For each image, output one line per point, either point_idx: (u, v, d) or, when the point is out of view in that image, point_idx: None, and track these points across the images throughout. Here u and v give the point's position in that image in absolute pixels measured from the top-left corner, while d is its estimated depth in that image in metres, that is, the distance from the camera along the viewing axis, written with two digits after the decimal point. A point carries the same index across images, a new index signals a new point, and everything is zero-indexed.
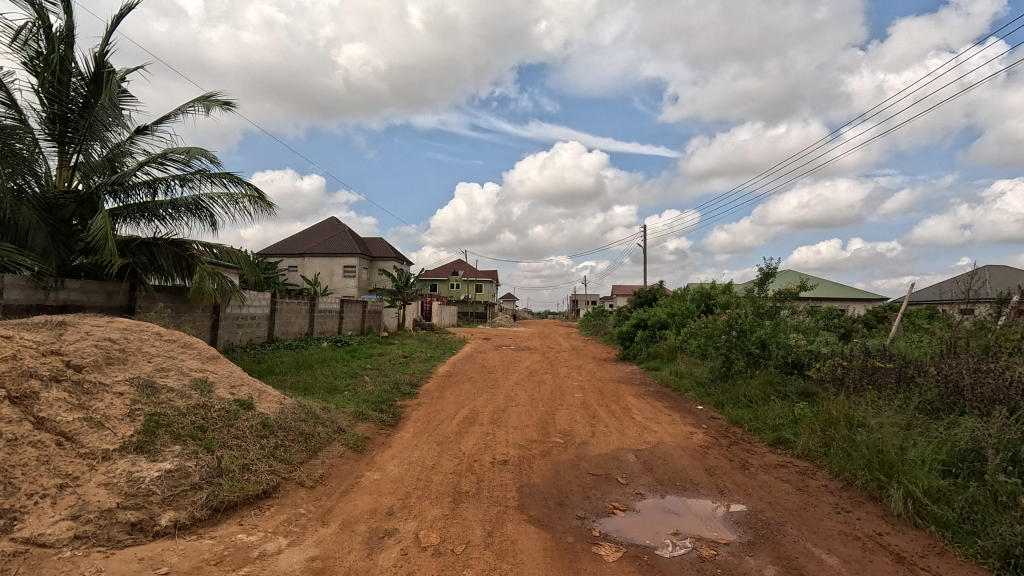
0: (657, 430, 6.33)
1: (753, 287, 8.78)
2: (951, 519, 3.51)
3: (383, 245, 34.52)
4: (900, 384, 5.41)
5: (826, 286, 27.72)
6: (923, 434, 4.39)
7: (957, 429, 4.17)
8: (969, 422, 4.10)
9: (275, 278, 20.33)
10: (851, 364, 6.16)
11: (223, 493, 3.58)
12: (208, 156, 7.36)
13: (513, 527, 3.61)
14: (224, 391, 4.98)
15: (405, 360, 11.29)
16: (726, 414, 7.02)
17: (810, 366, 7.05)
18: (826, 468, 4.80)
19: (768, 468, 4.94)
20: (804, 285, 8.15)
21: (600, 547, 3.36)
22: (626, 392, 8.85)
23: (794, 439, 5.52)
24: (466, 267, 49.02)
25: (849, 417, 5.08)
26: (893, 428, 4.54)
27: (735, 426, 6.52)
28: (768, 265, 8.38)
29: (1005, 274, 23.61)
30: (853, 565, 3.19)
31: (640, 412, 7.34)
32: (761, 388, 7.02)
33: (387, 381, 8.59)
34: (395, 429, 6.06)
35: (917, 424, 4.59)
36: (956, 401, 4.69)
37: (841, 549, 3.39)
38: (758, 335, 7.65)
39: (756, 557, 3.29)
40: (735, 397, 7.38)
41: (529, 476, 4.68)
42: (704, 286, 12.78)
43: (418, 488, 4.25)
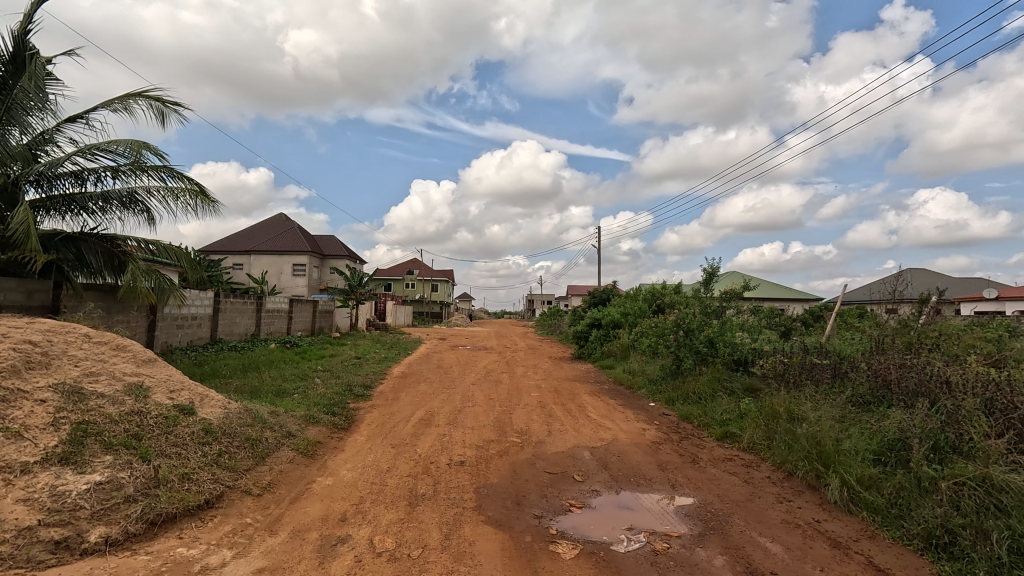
0: (611, 428, 6.46)
1: (700, 287, 9.09)
2: (880, 504, 3.76)
3: (334, 243, 33.53)
4: (835, 379, 5.75)
5: (766, 287, 29.16)
6: (856, 426, 4.67)
7: (887, 420, 4.47)
8: (897, 413, 4.39)
9: (218, 277, 19.37)
10: (791, 361, 6.51)
11: (161, 505, 3.36)
12: (150, 149, 6.90)
13: (471, 528, 3.57)
14: (163, 396, 4.68)
15: (357, 361, 10.98)
16: (677, 410, 7.27)
17: (753, 363, 7.38)
18: (769, 460, 5.04)
19: (716, 462, 5.15)
20: (747, 285, 8.49)
21: (557, 545, 3.39)
22: (581, 390, 8.98)
23: (740, 433, 5.77)
24: (421, 267, 48.29)
25: (790, 412, 5.36)
26: (830, 420, 4.81)
27: (685, 422, 6.75)
28: (713, 266, 8.68)
29: (925, 277, 25.60)
30: (794, 552, 3.36)
31: (594, 410, 7.46)
32: (709, 385, 7.30)
33: (339, 383, 8.33)
34: (348, 432, 5.89)
35: (850, 416, 4.89)
36: (885, 394, 5.04)
37: (784, 537, 3.57)
38: (706, 334, 7.94)
39: (706, 549, 3.41)
40: (685, 394, 7.62)
41: (486, 476, 4.66)
42: (655, 286, 13.13)
43: (373, 492, 4.14)
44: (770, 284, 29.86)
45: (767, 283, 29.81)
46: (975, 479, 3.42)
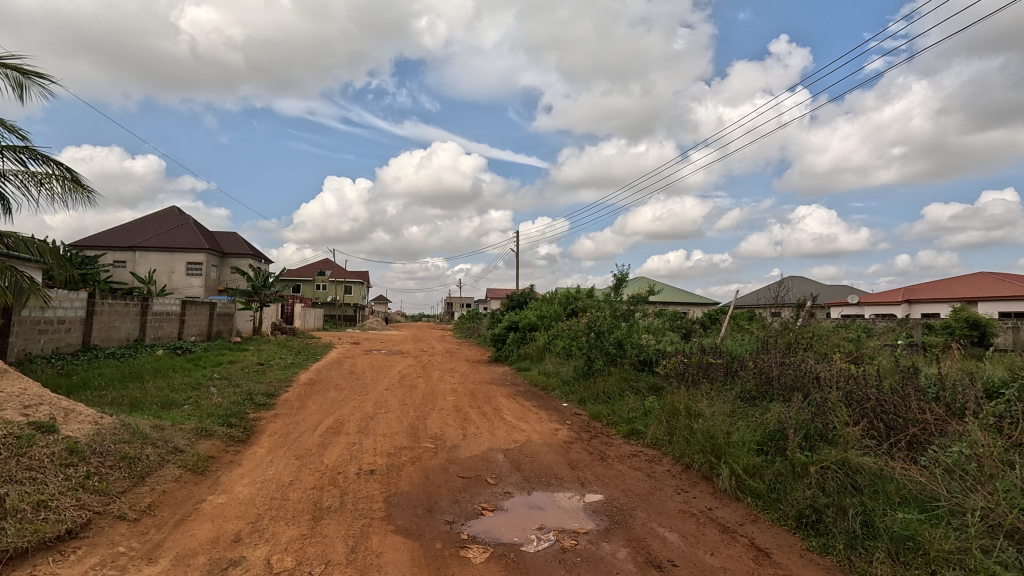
0: (525, 429, 6.56)
1: (610, 291, 9.52)
2: (762, 490, 4.15)
3: (236, 240, 31.09)
4: (727, 376, 6.27)
5: (669, 292, 31.24)
6: (743, 419, 5.13)
7: (768, 413, 4.95)
8: (777, 407, 4.88)
9: (93, 276, 17.19)
10: (690, 360, 7.02)
11: (8, 540, 2.90)
12: (7, 128, 5.98)
13: (379, 539, 3.45)
14: (14, 413, 4.05)
15: (259, 368, 10.24)
16: (588, 410, 7.55)
17: (657, 363, 7.86)
18: (669, 454, 5.39)
19: (622, 459, 5.41)
20: (652, 289, 9.04)
21: (467, 550, 3.37)
22: (497, 393, 9.04)
23: (644, 430, 6.11)
24: (335, 267, 46.20)
25: (688, 408, 5.77)
26: (721, 415, 5.24)
27: (595, 421, 7.03)
28: (622, 271, 9.15)
29: (802, 284, 28.80)
30: (688, 540, 3.61)
31: (509, 412, 7.55)
32: (617, 385, 7.66)
33: (238, 392, 7.72)
34: (246, 445, 5.46)
35: (738, 411, 5.35)
36: (767, 389, 5.58)
37: (681, 525, 3.82)
38: (615, 336, 8.33)
39: (611, 542, 3.56)
40: (595, 394, 7.94)
41: (396, 484, 4.53)
42: (569, 289, 13.58)
43: (272, 508, 3.87)
44: (674, 289, 32.04)
45: (670, 288, 31.97)
46: (837, 462, 3.88)
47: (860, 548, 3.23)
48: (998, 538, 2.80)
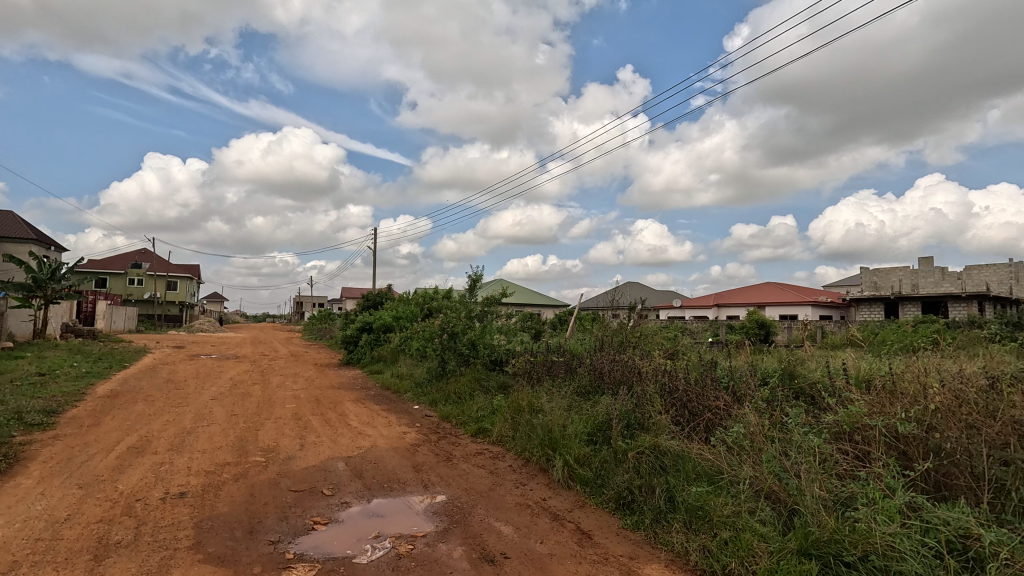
0: (371, 434, 6.31)
1: (465, 292, 9.62)
2: (589, 477, 4.51)
3: (13, 221, 25.05)
4: (567, 373, 6.74)
5: (525, 294, 32.77)
6: (578, 412, 5.55)
7: (599, 405, 5.42)
8: (606, 400, 5.37)
9: None
10: (536, 359, 7.41)
11: None
12: None
13: (182, 573, 3.01)
14: None
15: (38, 380, 8.36)
16: (438, 411, 7.54)
17: (507, 363, 8.16)
18: (512, 449, 5.62)
19: (467, 457, 5.49)
20: (505, 291, 9.35)
21: (291, 571, 3.10)
22: (345, 397, 8.58)
23: (491, 428, 6.29)
24: (157, 259, 39.82)
25: (531, 405, 6.06)
26: (559, 410, 5.60)
27: (445, 422, 7.05)
28: (477, 273, 9.32)
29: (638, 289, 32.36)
30: (522, 531, 3.78)
31: (356, 417, 7.20)
32: (468, 385, 7.77)
33: (1, 410, 6.19)
34: (7, 476, 4.39)
35: (574, 405, 5.78)
36: (599, 384, 6.11)
37: (516, 518, 3.99)
38: (468, 337, 8.45)
39: (447, 542, 3.58)
40: (447, 395, 7.96)
41: (213, 506, 4.01)
42: (427, 290, 13.45)
43: (35, 552, 3.15)
44: (529, 291, 33.69)
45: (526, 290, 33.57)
46: (649, 447, 4.37)
47: (663, 521, 3.68)
48: (760, 500, 3.38)
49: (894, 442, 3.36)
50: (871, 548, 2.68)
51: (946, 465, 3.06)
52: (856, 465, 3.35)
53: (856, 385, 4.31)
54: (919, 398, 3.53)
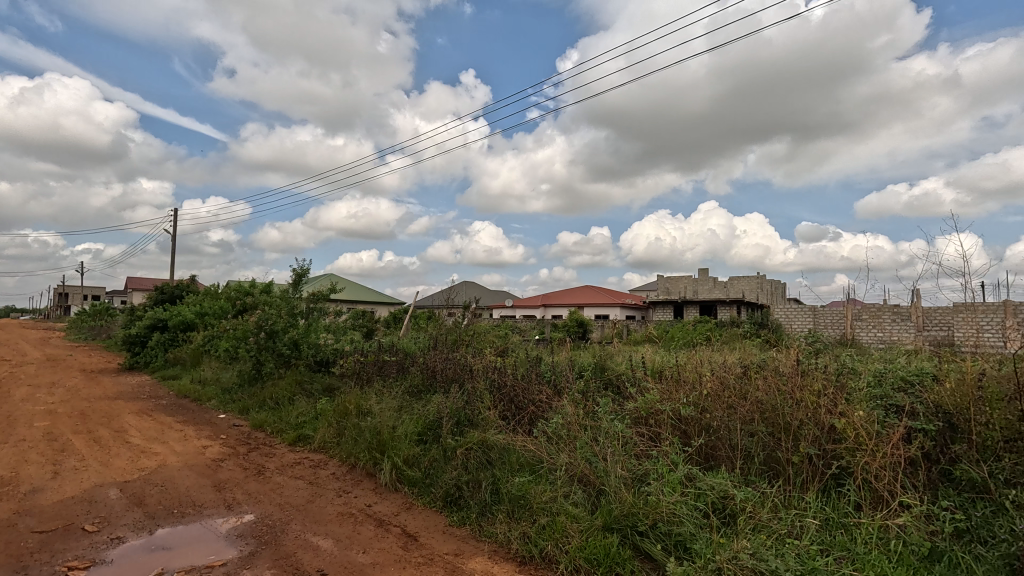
0: (159, 452, 5.31)
1: (288, 287, 8.66)
2: (418, 478, 4.43)
3: None
4: (399, 373, 6.55)
5: (358, 290, 31.26)
6: (408, 412, 5.41)
7: (429, 404, 5.36)
8: (437, 398, 5.34)
9: None
10: (366, 359, 7.07)
11: None
12: None
13: None
14: None
15: None
16: (250, 419, 6.70)
17: (334, 363, 7.69)
18: (336, 456, 5.26)
19: (283, 469, 4.97)
20: (334, 287, 8.68)
21: None
22: (125, 410, 7.09)
23: (313, 434, 5.80)
24: None
25: (359, 407, 5.73)
26: (389, 411, 5.39)
27: (258, 431, 6.30)
28: (302, 267, 8.50)
29: None
30: (343, 542, 3.53)
31: (139, 433, 6.00)
32: (288, 388, 7.04)
33: None
34: None
35: (404, 405, 5.63)
36: (431, 382, 6.06)
37: (337, 529, 3.72)
38: (290, 337, 7.67)
39: (253, 568, 3.16)
40: (261, 400, 7.12)
41: None
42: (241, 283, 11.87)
43: None
44: (362, 288, 32.23)
45: (359, 287, 32.08)
46: (477, 442, 4.45)
47: (488, 514, 3.78)
48: (574, 483, 3.68)
49: (678, 423, 3.96)
50: (658, 516, 3.11)
51: (713, 439, 3.72)
52: (650, 445, 3.87)
53: (651, 375, 5.00)
54: (696, 385, 4.22)
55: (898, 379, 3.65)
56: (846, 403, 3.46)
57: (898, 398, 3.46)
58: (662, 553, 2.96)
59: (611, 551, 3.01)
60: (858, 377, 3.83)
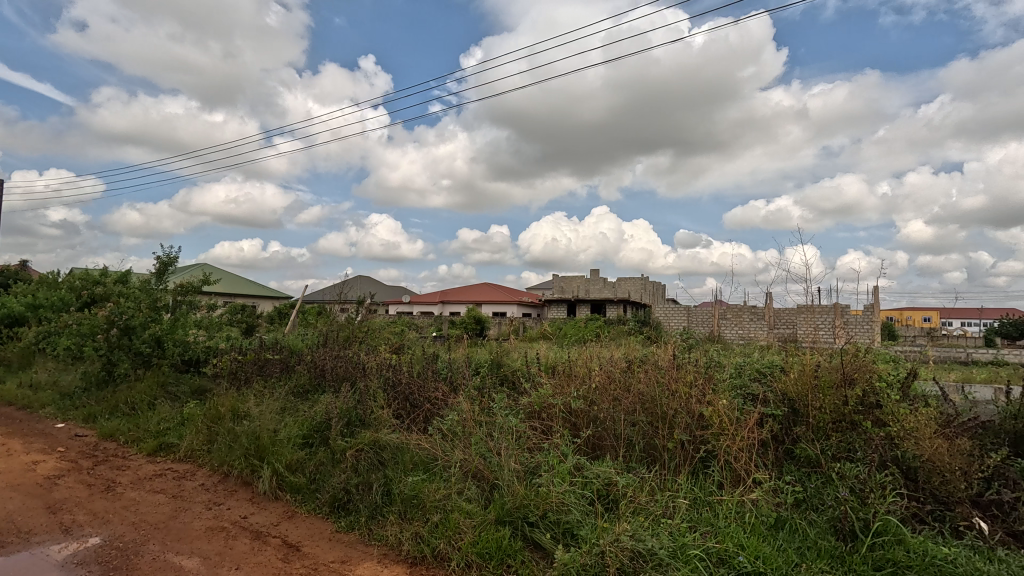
0: None
1: (149, 277, 7.61)
2: (301, 483, 4.14)
3: None
4: (283, 372, 6.08)
5: (237, 283, 28.58)
6: (292, 414, 5.04)
7: (317, 405, 5.05)
8: (325, 399, 5.04)
9: None
10: (245, 358, 6.48)
11: None
12: None
13: None
14: None
15: None
16: (98, 428, 5.82)
17: (205, 363, 6.97)
18: (206, 465, 4.75)
19: (139, 483, 4.38)
20: (207, 279, 7.77)
21: None
22: None
23: (178, 442, 5.18)
24: None
25: (235, 410, 5.22)
26: (270, 413, 4.97)
27: (107, 441, 5.49)
28: (168, 255, 7.53)
29: None
30: (211, 560, 3.19)
31: None
32: (147, 392, 6.20)
33: None
34: None
35: (288, 406, 5.24)
36: (319, 382, 5.71)
37: (205, 546, 3.36)
38: (151, 333, 6.77)
39: None
40: (113, 406, 6.22)
41: None
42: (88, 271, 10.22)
43: None
44: (242, 281, 29.52)
45: (238, 279, 29.34)
46: (369, 443, 4.28)
47: (379, 516, 3.65)
48: (468, 479, 3.68)
49: (568, 416, 4.14)
50: (548, 506, 3.23)
51: (599, 430, 3.94)
52: (541, 438, 4.00)
53: (545, 371, 5.18)
54: (586, 379, 4.45)
55: (754, 371, 4.16)
56: (713, 393, 3.86)
57: (753, 388, 3.95)
58: (551, 542, 3.07)
59: (503, 544, 3.06)
60: (723, 370, 4.30)
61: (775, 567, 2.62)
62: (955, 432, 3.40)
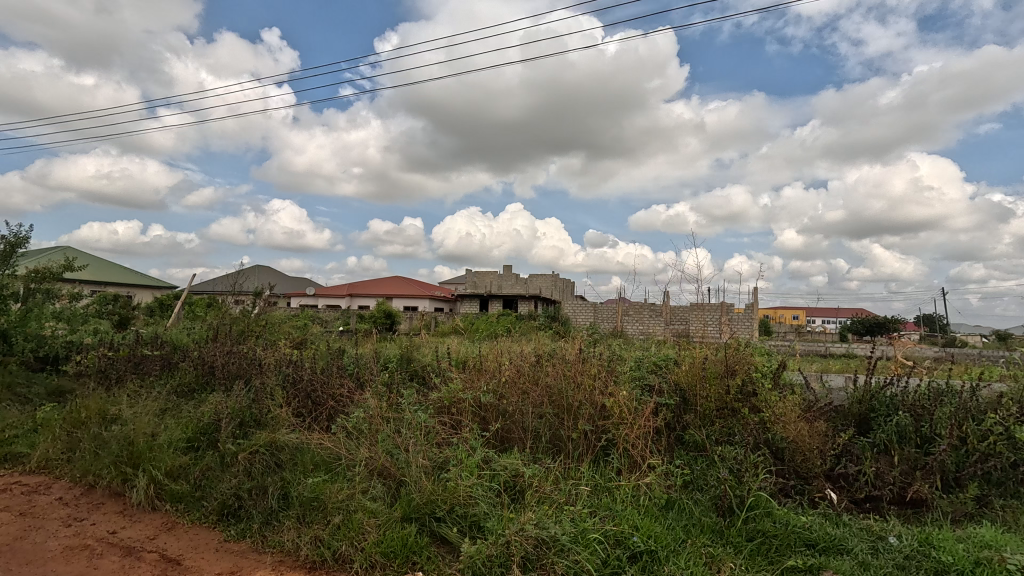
0: None
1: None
2: (184, 491, 3.76)
3: None
4: (164, 370, 5.47)
5: (109, 270, 25.29)
6: (173, 416, 4.56)
7: (204, 405, 4.60)
8: (215, 398, 4.61)
9: None
10: (117, 355, 5.76)
11: None
12: None
13: None
14: None
15: None
16: None
17: (66, 361, 6.20)
18: (66, 476, 4.17)
19: None
20: (70, 265, 6.66)
21: None
22: None
23: (29, 451, 4.48)
24: None
25: (103, 412, 4.61)
26: (147, 415, 4.46)
27: None
28: (18, 236, 6.38)
29: None
30: None
31: None
32: None
33: None
34: None
35: (170, 407, 4.74)
36: (208, 380, 5.21)
37: (62, 569, 2.95)
38: None
39: None
40: None
41: None
42: None
43: None
44: (116, 268, 26.18)
45: (110, 266, 25.98)
46: (265, 444, 3.99)
47: (274, 522, 3.42)
48: (374, 478, 3.57)
49: (478, 410, 4.16)
50: (455, 501, 3.23)
51: (508, 423, 4.00)
52: (450, 433, 3.98)
53: (455, 366, 5.16)
54: (496, 373, 4.50)
55: (652, 364, 4.47)
56: (615, 385, 4.08)
57: (650, 379, 4.24)
58: (458, 535, 3.07)
59: (409, 541, 3.01)
60: (624, 363, 4.56)
61: (665, 544, 2.84)
62: (814, 416, 3.89)
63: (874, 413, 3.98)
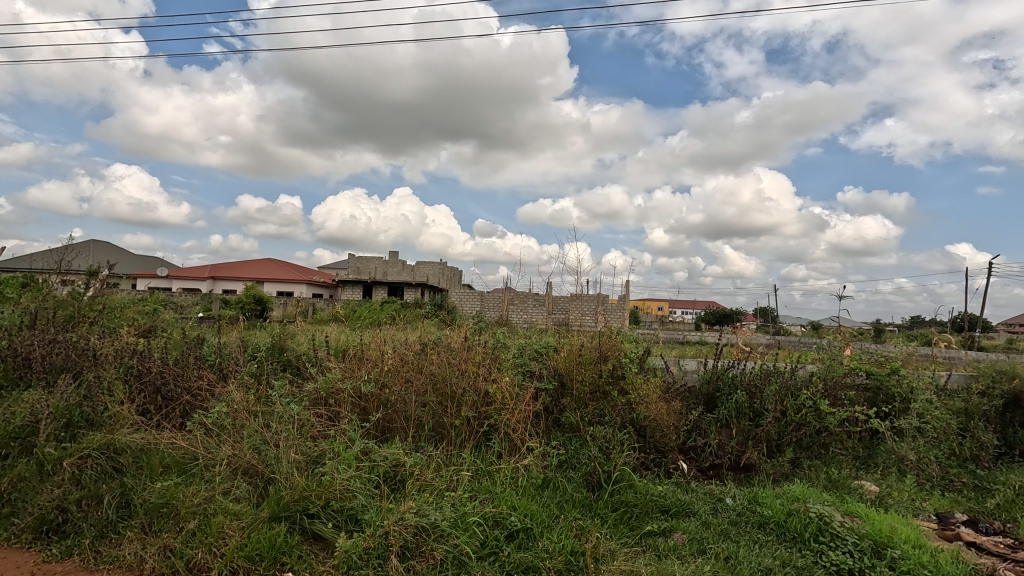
0: None
1: None
2: None
3: None
4: None
5: None
6: None
7: (16, 404, 3.84)
8: (31, 395, 3.87)
9: None
10: None
11: None
12: None
13: None
14: None
15: None
16: None
17: None
18: None
19: None
20: None
21: None
22: None
23: None
24: None
25: None
26: None
27: None
28: None
29: None
30: None
31: None
32: None
33: None
34: None
35: None
36: (23, 374, 4.36)
37: None
38: None
39: None
40: None
41: None
42: None
43: None
44: None
45: None
46: (99, 447, 3.45)
47: (111, 534, 2.99)
48: (237, 477, 3.28)
49: (358, 401, 4.01)
50: (331, 495, 3.09)
51: (389, 413, 3.92)
52: (327, 425, 3.79)
53: (334, 355, 4.91)
54: (378, 362, 4.37)
55: (533, 351, 4.66)
56: (497, 372, 4.20)
57: (532, 365, 4.42)
58: (333, 531, 2.93)
59: (277, 542, 2.82)
60: (508, 350, 4.70)
61: (540, 521, 3.00)
62: (671, 396, 4.37)
63: (719, 392, 4.58)
